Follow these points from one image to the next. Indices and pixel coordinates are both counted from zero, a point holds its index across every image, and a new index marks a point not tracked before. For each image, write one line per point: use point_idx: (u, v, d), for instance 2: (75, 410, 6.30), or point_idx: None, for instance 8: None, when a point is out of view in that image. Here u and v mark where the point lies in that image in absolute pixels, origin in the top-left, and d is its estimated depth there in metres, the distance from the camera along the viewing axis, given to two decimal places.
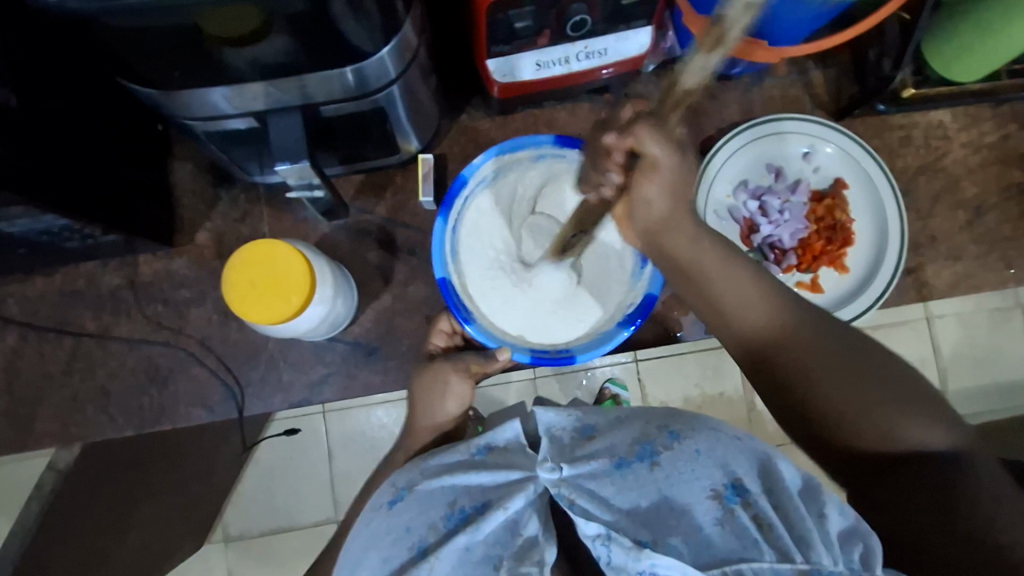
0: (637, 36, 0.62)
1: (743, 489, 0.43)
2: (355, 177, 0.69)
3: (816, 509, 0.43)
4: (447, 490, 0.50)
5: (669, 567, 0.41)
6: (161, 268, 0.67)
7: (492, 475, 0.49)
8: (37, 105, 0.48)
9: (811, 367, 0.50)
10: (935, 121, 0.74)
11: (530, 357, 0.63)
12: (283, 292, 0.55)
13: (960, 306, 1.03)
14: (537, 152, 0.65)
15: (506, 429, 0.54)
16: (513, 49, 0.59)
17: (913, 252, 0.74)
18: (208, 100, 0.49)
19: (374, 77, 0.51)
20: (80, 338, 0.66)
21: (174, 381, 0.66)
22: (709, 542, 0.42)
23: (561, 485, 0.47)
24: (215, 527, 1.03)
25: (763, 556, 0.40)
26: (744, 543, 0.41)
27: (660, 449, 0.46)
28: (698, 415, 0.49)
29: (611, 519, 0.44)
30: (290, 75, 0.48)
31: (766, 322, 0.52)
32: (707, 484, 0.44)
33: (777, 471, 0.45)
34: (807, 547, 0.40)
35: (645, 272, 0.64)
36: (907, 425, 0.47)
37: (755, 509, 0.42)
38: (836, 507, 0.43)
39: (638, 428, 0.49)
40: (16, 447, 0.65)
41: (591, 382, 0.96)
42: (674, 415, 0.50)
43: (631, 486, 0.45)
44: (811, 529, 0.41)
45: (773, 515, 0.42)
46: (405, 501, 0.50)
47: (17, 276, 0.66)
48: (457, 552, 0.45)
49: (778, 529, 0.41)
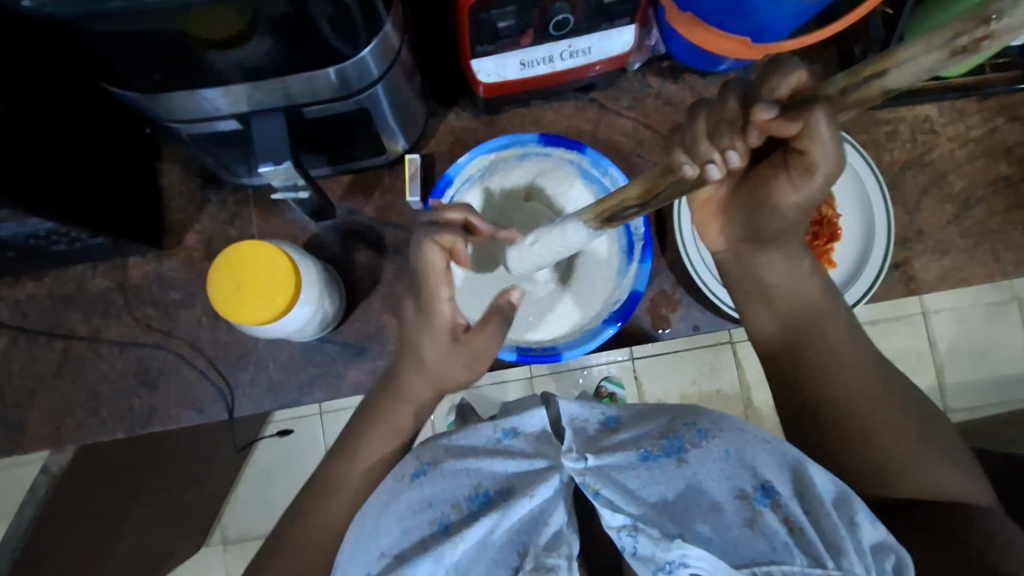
0: (621, 34, 0.62)
1: (773, 491, 0.44)
2: (342, 177, 0.69)
3: (845, 516, 0.44)
4: (471, 470, 0.49)
5: (701, 559, 0.41)
6: (151, 270, 0.67)
7: (519, 462, 0.49)
8: (20, 109, 0.48)
9: (863, 398, 0.51)
10: (921, 116, 0.75)
11: (516, 354, 0.62)
12: (266, 294, 0.55)
13: (954, 302, 1.03)
14: (523, 150, 0.66)
15: (534, 416, 0.52)
16: (498, 48, 0.60)
17: (901, 246, 0.74)
18: (192, 101, 0.50)
19: (357, 78, 0.51)
20: (70, 341, 0.66)
21: (165, 383, 0.66)
22: (737, 542, 0.42)
23: (586, 475, 0.46)
24: (214, 528, 1.04)
25: (793, 560, 0.41)
26: (773, 544, 0.42)
27: (686, 446, 0.47)
28: (725, 415, 0.49)
29: (638, 512, 0.44)
30: (273, 77, 0.49)
31: (829, 348, 0.54)
32: (734, 484, 0.45)
33: (807, 475, 0.45)
34: (839, 554, 0.41)
35: (631, 269, 0.65)
36: (930, 466, 0.48)
37: (784, 511, 0.43)
38: (865, 515, 0.44)
39: (662, 424, 0.49)
40: (8, 450, 0.65)
41: (588, 381, 0.96)
42: (697, 413, 0.50)
43: (659, 480, 0.45)
44: (842, 536, 0.42)
45: (804, 521, 0.43)
46: (429, 475, 0.49)
47: (7, 280, 0.66)
48: (480, 535, 0.45)
49: (809, 533, 0.42)
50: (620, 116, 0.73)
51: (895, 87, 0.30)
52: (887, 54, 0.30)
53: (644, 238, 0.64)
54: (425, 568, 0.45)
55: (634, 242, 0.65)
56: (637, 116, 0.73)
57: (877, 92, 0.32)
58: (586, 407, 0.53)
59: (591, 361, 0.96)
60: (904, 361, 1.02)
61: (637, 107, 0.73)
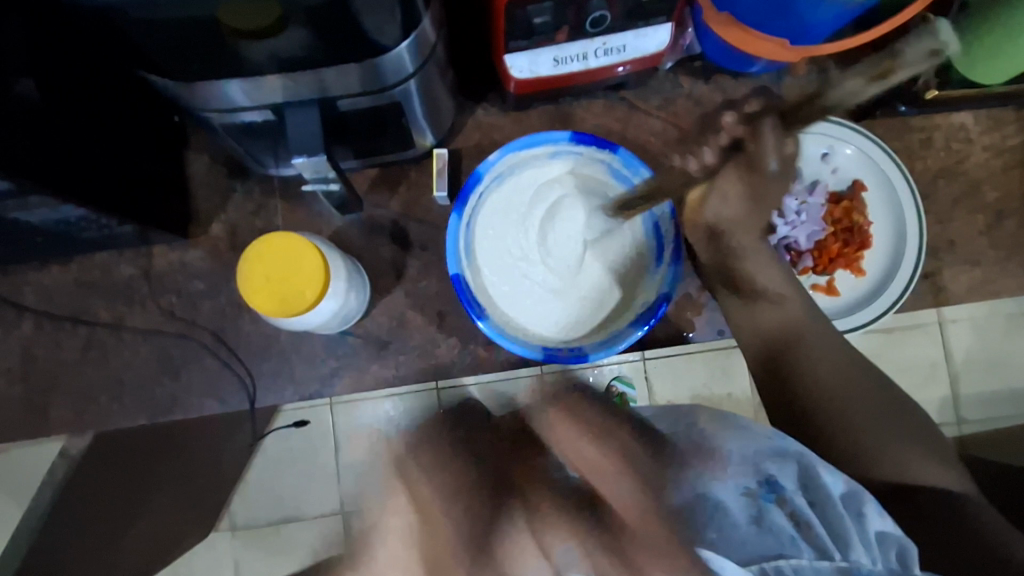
0: (656, 32, 0.61)
1: (776, 487, 0.47)
2: (369, 171, 0.69)
3: (855, 508, 0.47)
4: None
5: (720, 560, 0.42)
6: (175, 259, 0.67)
7: None
8: (60, 95, 0.47)
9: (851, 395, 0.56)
10: (956, 124, 0.73)
11: (542, 355, 0.61)
12: (302, 301, 0.55)
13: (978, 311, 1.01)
14: (553, 148, 0.65)
15: (534, 428, 0.57)
16: (532, 45, 0.59)
17: (931, 257, 0.73)
18: (225, 93, 0.49)
19: (392, 72, 0.50)
20: (94, 327, 0.66)
21: (187, 371, 0.66)
22: (746, 540, 0.44)
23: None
24: (223, 515, 1.08)
25: (802, 554, 0.43)
26: (781, 540, 0.44)
27: (691, 447, 0.50)
28: (728, 417, 0.54)
29: None
30: (308, 68, 0.48)
31: (819, 355, 0.59)
32: (740, 483, 0.47)
33: (814, 472, 0.49)
34: (845, 547, 0.44)
35: (661, 271, 0.64)
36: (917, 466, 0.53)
37: (790, 505, 0.46)
38: (873, 507, 0.47)
39: (668, 428, 0.54)
40: (31, 434, 0.66)
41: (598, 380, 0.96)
42: (706, 415, 0.56)
43: (669, 480, 0.47)
44: (846, 528, 0.45)
45: (810, 514, 0.46)
46: None
47: (33, 265, 0.66)
48: None
49: (816, 527, 0.45)
50: (649, 115, 0.72)
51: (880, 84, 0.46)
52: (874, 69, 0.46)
53: (675, 240, 0.63)
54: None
55: (664, 245, 0.64)
56: (667, 117, 0.72)
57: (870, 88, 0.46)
58: (591, 412, 0.56)
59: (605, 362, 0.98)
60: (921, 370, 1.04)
61: (667, 107, 0.72)
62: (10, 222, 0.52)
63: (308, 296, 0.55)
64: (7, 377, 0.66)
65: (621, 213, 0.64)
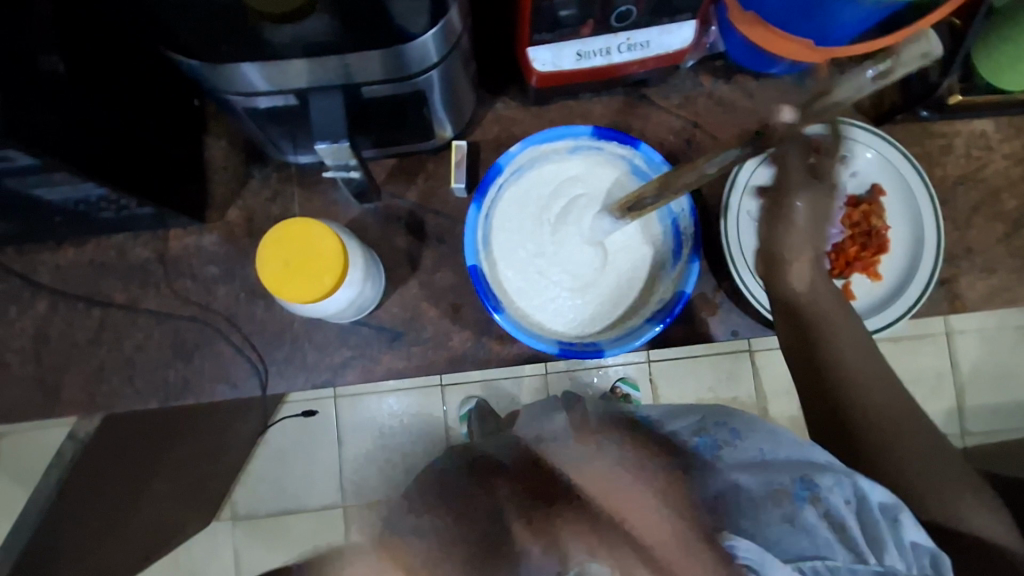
0: (681, 29, 0.61)
1: (812, 485, 0.46)
2: (387, 161, 0.69)
3: (889, 514, 0.47)
4: (501, 478, 0.51)
5: (747, 550, 0.43)
6: (191, 243, 0.67)
7: (545, 466, 0.50)
8: (87, 72, 0.47)
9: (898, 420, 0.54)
10: (977, 131, 0.72)
11: (557, 349, 0.61)
12: (320, 289, 0.55)
13: (981, 323, 1.05)
14: (575, 142, 0.64)
15: (555, 423, 0.54)
16: (556, 38, 0.59)
17: (948, 263, 0.73)
18: (250, 77, 0.49)
19: (417, 62, 0.50)
20: (108, 309, 0.66)
21: (200, 356, 0.66)
22: (780, 539, 0.44)
23: (622, 473, 0.47)
24: (226, 505, 1.08)
25: (838, 556, 0.44)
26: (816, 541, 0.45)
27: (721, 444, 0.50)
28: (756, 418, 0.53)
29: (681, 509, 0.45)
30: (334, 54, 0.47)
31: (874, 382, 0.55)
32: (774, 481, 0.47)
33: (853, 480, 0.47)
34: (880, 551, 0.45)
35: (678, 269, 0.64)
36: (962, 506, 0.51)
37: (825, 505, 0.46)
38: (906, 515, 0.47)
39: (695, 422, 0.53)
40: (41, 413, 0.66)
41: (603, 380, 1.01)
42: (728, 414, 0.54)
43: (696, 476, 0.47)
44: (882, 531, 0.46)
45: (846, 516, 0.46)
46: (454, 486, 0.52)
47: (50, 245, 0.66)
48: None
49: (851, 529, 0.45)
50: (669, 114, 0.71)
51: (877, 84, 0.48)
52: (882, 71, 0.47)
53: (693, 238, 0.62)
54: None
55: (682, 244, 0.64)
56: (687, 115, 0.71)
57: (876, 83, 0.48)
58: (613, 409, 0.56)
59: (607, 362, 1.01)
60: (926, 381, 1.05)
61: (687, 106, 0.71)
62: (31, 199, 0.52)
63: (325, 282, 0.55)
64: (19, 356, 0.66)
65: (628, 213, 0.62)
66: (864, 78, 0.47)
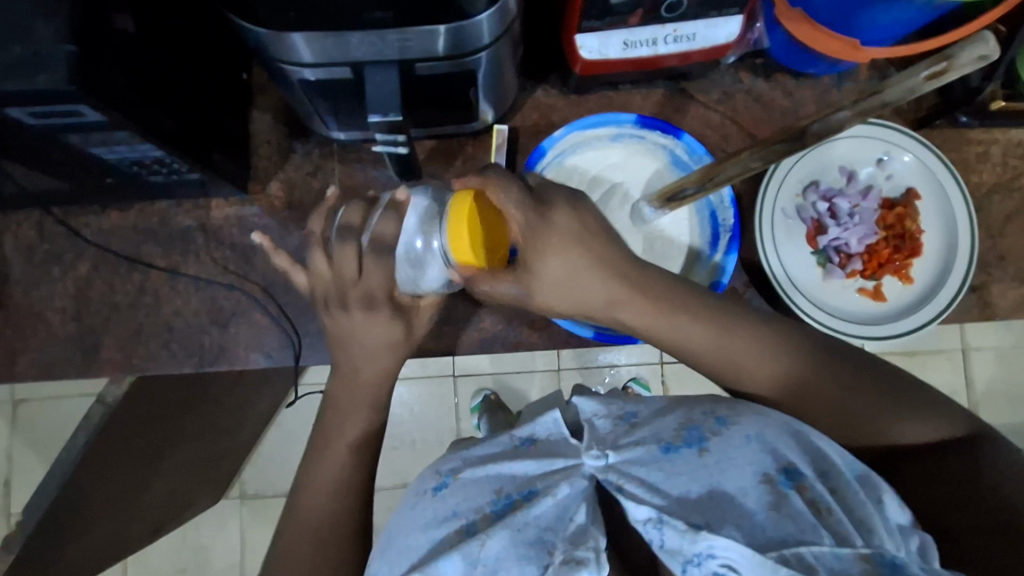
0: (728, 23, 0.61)
1: (796, 474, 0.46)
2: (427, 141, 0.70)
3: (874, 496, 0.48)
4: (492, 477, 0.53)
5: (727, 549, 0.42)
6: (232, 214, 0.68)
7: (536, 463, 0.52)
8: (155, 36, 0.48)
9: (820, 386, 0.54)
10: (1016, 140, 0.72)
11: (593, 333, 0.65)
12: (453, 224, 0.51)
13: (999, 342, 1.06)
14: (617, 130, 0.67)
15: (547, 419, 0.56)
16: (604, 25, 0.59)
17: (979, 270, 0.73)
18: (308, 48, 0.50)
19: (472, 39, 0.51)
20: (149, 273, 0.68)
21: (236, 324, 0.67)
22: (763, 525, 0.43)
23: (609, 472, 0.49)
24: (235, 483, 1.13)
25: (822, 540, 0.43)
26: (801, 525, 0.43)
27: (707, 435, 0.49)
28: (740, 406, 0.53)
29: (662, 504, 0.46)
30: (394, 28, 0.48)
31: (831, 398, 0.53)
32: (758, 469, 0.46)
33: (832, 463, 0.48)
34: (868, 533, 0.44)
35: (714, 260, 0.66)
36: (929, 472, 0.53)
37: (809, 493, 0.45)
38: (890, 496, 0.48)
39: (681, 416, 0.52)
40: (80, 372, 0.67)
41: (615, 379, 1.04)
42: (717, 403, 0.53)
43: (681, 471, 0.47)
44: (870, 514, 0.45)
45: (830, 500, 0.45)
46: (449, 487, 0.54)
47: (95, 209, 0.67)
48: (508, 534, 0.48)
49: (835, 513, 0.45)
50: (707, 108, 0.72)
51: (960, 64, 0.44)
52: (954, 61, 0.44)
53: (732, 230, 0.65)
54: (453, 565, 0.48)
55: (719, 235, 0.67)
56: (725, 110, 0.72)
57: (943, 72, 0.44)
58: (602, 404, 0.55)
59: (620, 362, 1.04)
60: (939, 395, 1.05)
61: (726, 101, 0.72)
62: (86, 156, 0.53)
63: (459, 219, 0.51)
64: (60, 315, 0.67)
65: (667, 203, 0.63)
66: (915, 80, 0.45)
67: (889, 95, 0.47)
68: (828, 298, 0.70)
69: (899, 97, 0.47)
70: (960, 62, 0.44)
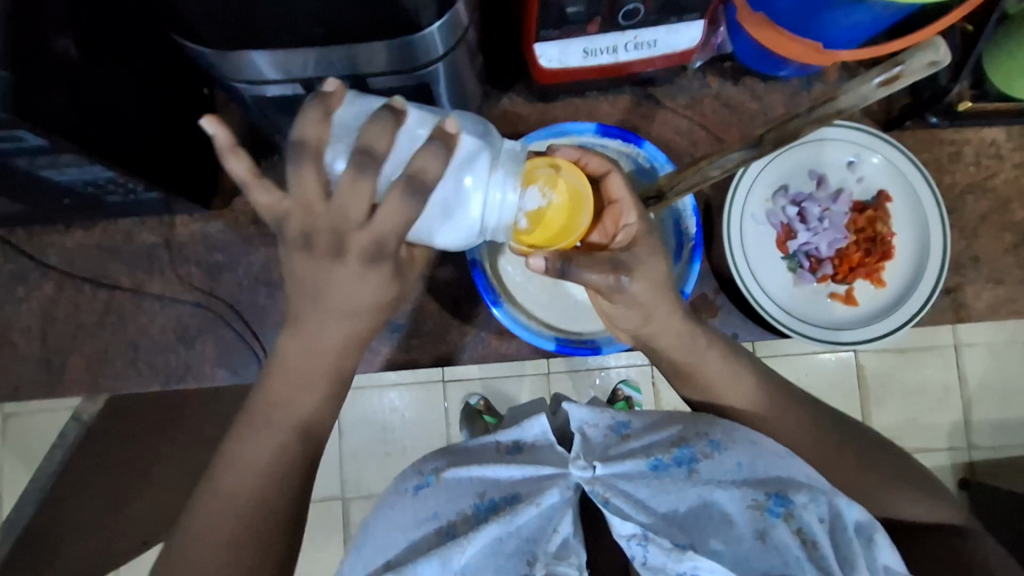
0: (689, 28, 0.60)
1: (787, 501, 0.46)
2: None
3: (863, 535, 0.47)
4: (475, 481, 0.51)
5: (712, 570, 0.43)
6: (197, 230, 0.68)
7: (521, 469, 0.51)
8: (95, 57, 0.48)
9: (816, 430, 0.54)
10: (988, 139, 0.72)
11: (555, 345, 0.65)
12: (574, 225, 0.50)
13: (990, 335, 0.90)
14: (579, 140, 0.67)
15: (534, 424, 0.54)
16: (562, 34, 0.59)
17: (953, 272, 0.72)
18: (256, 66, 0.50)
19: (422, 53, 0.50)
20: (114, 292, 0.67)
21: (202, 341, 0.67)
22: (748, 555, 0.44)
23: (594, 484, 0.48)
24: None
25: (804, 574, 0.43)
26: (785, 558, 0.44)
27: (698, 455, 0.48)
28: (735, 426, 0.51)
29: (647, 521, 0.46)
30: (340, 43, 0.48)
31: (784, 417, 0.55)
32: (748, 496, 0.46)
33: (830, 498, 0.47)
34: (850, 569, 0.44)
35: (678, 268, 0.66)
36: (901, 499, 0.53)
37: (796, 522, 0.45)
38: (882, 536, 0.47)
39: (673, 433, 0.51)
40: (46, 393, 0.67)
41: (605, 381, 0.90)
42: (709, 422, 0.52)
43: (668, 489, 0.47)
44: (855, 551, 0.45)
45: (818, 534, 0.45)
46: (431, 488, 0.51)
47: (59, 227, 0.67)
48: (489, 540, 0.47)
49: (822, 548, 0.44)
50: (676, 114, 0.71)
51: (914, 71, 0.44)
52: (909, 65, 0.43)
53: (696, 238, 0.65)
54: (430, 568, 0.46)
55: (682, 245, 0.66)
56: (693, 116, 0.71)
57: (898, 77, 0.44)
58: (594, 411, 0.54)
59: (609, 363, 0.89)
60: None
61: (694, 106, 0.71)
62: (39, 179, 0.53)
63: (583, 222, 0.50)
64: (25, 335, 0.67)
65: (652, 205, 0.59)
66: (869, 86, 0.45)
67: (845, 102, 0.46)
68: (797, 303, 0.70)
69: (855, 106, 0.46)
70: (914, 68, 0.44)
